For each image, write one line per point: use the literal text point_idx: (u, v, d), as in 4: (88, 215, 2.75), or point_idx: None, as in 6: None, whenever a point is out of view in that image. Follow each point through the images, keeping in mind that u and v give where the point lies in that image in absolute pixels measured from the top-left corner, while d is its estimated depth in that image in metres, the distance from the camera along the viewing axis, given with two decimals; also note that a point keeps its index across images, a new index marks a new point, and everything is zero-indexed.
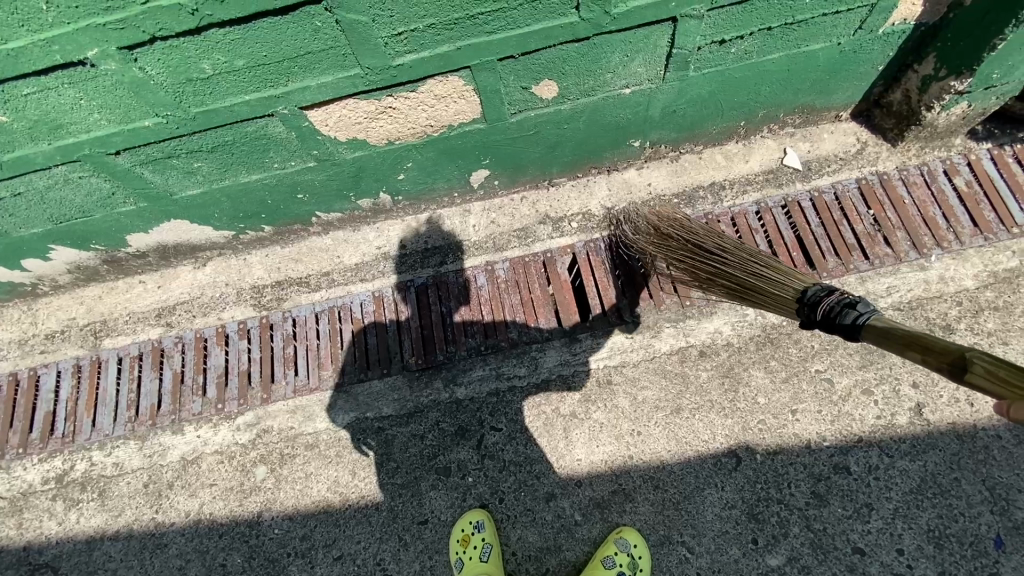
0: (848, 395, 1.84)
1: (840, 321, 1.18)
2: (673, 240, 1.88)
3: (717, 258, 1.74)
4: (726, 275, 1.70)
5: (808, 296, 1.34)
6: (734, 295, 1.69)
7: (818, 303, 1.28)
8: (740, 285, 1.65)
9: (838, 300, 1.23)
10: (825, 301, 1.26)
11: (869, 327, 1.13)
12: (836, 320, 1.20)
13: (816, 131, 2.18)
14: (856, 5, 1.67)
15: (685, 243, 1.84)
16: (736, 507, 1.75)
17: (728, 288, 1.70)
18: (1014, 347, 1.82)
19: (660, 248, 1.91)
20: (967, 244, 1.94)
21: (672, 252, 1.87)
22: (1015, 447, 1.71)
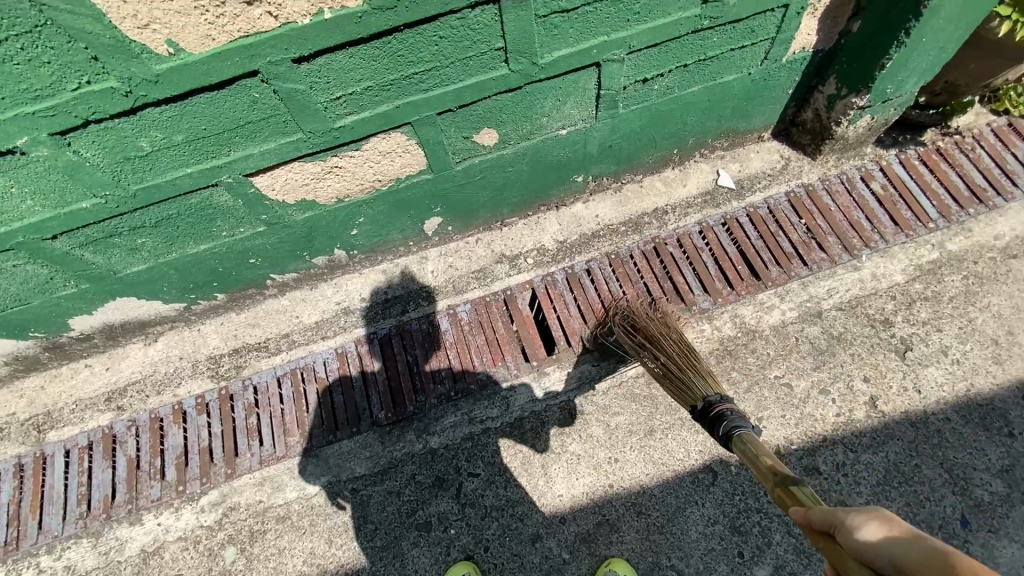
0: (807, 396, 1.91)
1: (726, 420, 1.39)
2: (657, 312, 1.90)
3: (660, 329, 1.80)
4: (651, 345, 1.78)
5: (716, 394, 1.48)
6: (649, 362, 1.77)
7: (716, 402, 1.45)
8: (659, 358, 1.73)
9: (726, 407, 1.42)
10: (721, 404, 1.44)
11: (745, 438, 1.33)
12: (723, 417, 1.40)
13: (743, 152, 2.34)
14: (758, 39, 1.84)
15: (656, 316, 1.87)
16: (718, 522, 1.77)
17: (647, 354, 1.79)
18: (947, 333, 1.95)
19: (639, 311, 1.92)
20: (891, 243, 2.10)
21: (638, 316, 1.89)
22: (964, 427, 1.81)
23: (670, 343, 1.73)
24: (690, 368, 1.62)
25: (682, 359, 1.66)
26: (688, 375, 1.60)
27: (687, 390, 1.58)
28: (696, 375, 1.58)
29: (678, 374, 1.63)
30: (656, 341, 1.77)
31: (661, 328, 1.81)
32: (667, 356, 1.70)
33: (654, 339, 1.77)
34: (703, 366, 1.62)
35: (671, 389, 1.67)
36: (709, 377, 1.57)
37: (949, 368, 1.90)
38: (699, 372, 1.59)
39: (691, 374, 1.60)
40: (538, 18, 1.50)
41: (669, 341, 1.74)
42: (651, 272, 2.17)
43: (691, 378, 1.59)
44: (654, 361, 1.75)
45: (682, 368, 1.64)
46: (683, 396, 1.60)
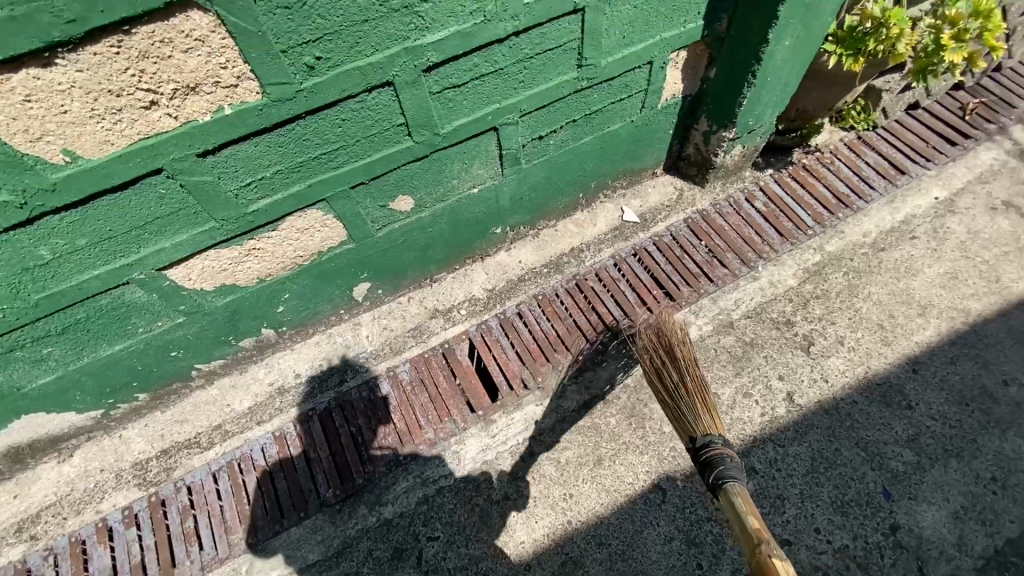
0: (734, 401, 2.05)
1: (725, 472, 1.38)
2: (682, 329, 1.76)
3: (683, 347, 1.67)
4: (664, 362, 1.67)
5: (719, 437, 1.45)
6: (652, 376, 1.69)
7: (715, 447, 1.43)
8: (666, 376, 1.64)
9: (726, 455, 1.41)
10: (720, 450, 1.42)
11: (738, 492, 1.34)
12: (722, 466, 1.39)
13: (642, 188, 2.57)
14: (633, 92, 2.08)
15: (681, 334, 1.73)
16: (675, 538, 1.83)
17: (654, 369, 1.69)
18: (840, 324, 2.19)
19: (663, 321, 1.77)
20: (780, 251, 2.35)
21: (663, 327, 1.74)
22: (870, 407, 2.01)
23: (687, 367, 1.63)
24: (699, 398, 1.54)
25: (693, 388, 1.57)
26: (693, 406, 1.54)
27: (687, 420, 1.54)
28: (703, 409, 1.52)
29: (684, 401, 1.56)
30: (672, 359, 1.66)
31: (681, 346, 1.68)
32: (679, 378, 1.61)
33: (673, 355, 1.66)
34: (712, 402, 1.55)
35: (667, 409, 1.62)
36: (716, 416, 1.52)
37: (847, 355, 2.12)
38: (707, 408, 1.53)
39: (698, 407, 1.53)
40: (432, 94, 1.64)
41: (687, 365, 1.63)
42: (578, 307, 2.28)
43: (695, 411, 1.53)
44: (659, 379, 1.67)
45: (693, 397, 1.56)
46: (680, 422, 1.56)
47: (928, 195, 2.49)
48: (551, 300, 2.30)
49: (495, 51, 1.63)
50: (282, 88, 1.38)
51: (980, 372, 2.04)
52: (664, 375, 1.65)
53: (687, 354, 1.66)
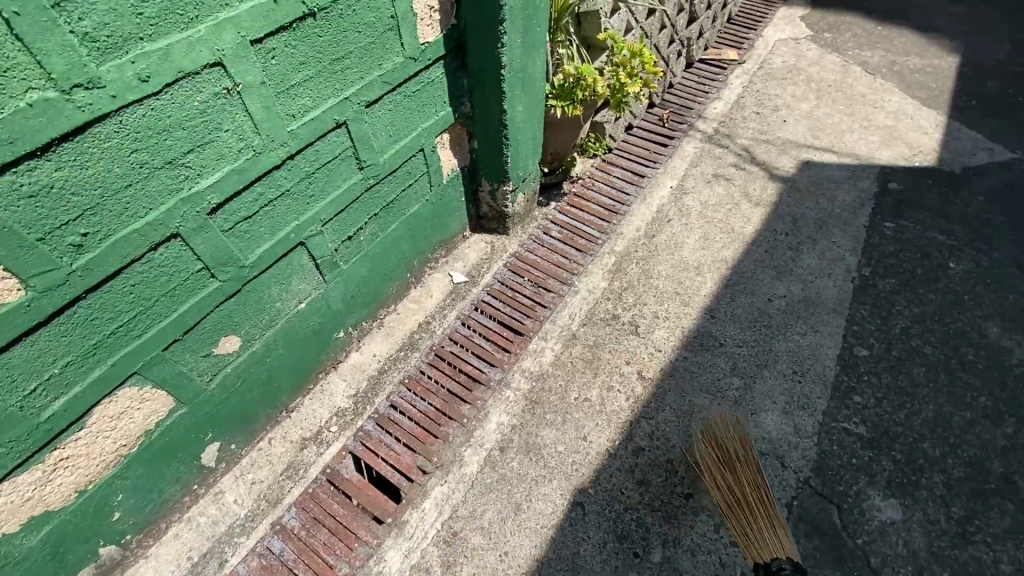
0: (602, 397, 2.32)
1: None
2: (741, 444, 2.04)
3: (753, 477, 1.96)
4: (727, 475, 1.96)
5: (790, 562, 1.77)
6: (718, 490, 1.96)
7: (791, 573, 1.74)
8: (738, 496, 1.92)
9: None
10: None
11: None
12: None
13: (458, 252, 2.82)
14: (417, 176, 2.33)
15: (739, 446, 2.02)
16: (608, 541, 1.95)
17: (714, 480, 1.98)
18: (651, 302, 2.64)
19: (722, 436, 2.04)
20: (585, 264, 2.79)
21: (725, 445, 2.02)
22: (698, 357, 2.44)
23: (747, 481, 1.95)
24: (773, 525, 1.85)
25: (756, 504, 1.89)
26: (758, 521, 1.86)
27: (752, 534, 1.85)
28: (775, 533, 1.84)
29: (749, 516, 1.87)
30: (733, 473, 1.97)
31: (741, 461, 1.99)
32: (744, 493, 1.92)
33: (746, 482, 1.93)
34: (777, 522, 1.86)
35: (733, 521, 1.90)
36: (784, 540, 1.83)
37: (666, 324, 2.56)
38: (775, 530, 1.84)
39: (764, 524, 1.85)
40: (225, 232, 1.65)
41: (754, 488, 1.92)
42: (444, 374, 2.40)
43: (760, 526, 1.85)
44: (722, 491, 1.95)
45: (762, 517, 1.87)
46: (742, 533, 1.87)
47: (665, 186, 3.19)
48: (418, 379, 2.38)
49: (275, 177, 1.72)
50: (48, 275, 1.28)
51: (753, 298, 2.63)
52: (728, 488, 1.95)
53: (747, 470, 1.97)
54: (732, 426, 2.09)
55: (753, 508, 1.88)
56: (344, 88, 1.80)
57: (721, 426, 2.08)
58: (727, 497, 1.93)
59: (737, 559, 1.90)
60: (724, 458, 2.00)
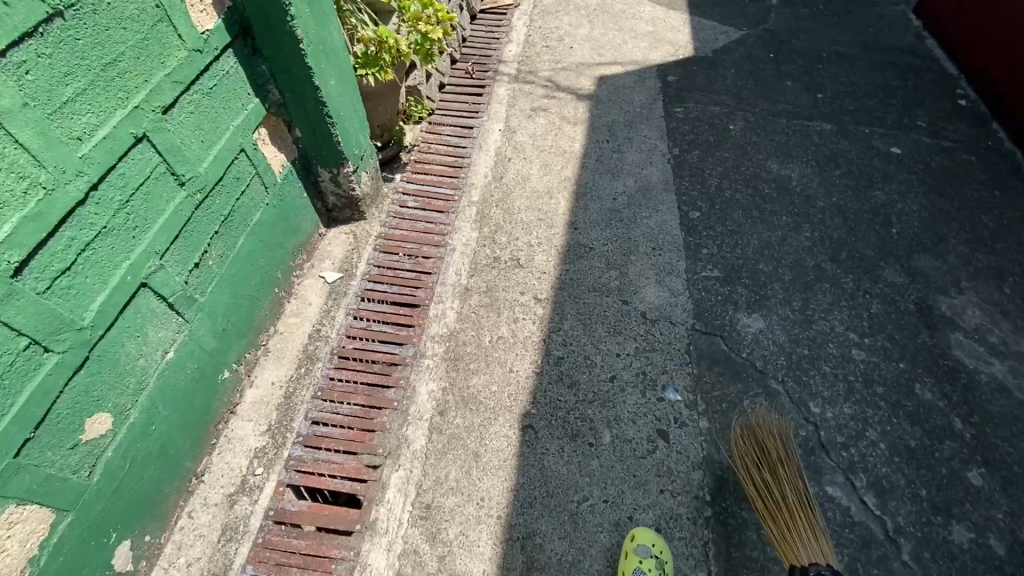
0: (513, 330, 2.45)
1: None
2: (782, 445, 1.97)
3: (791, 477, 1.89)
4: (767, 474, 1.89)
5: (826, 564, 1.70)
6: (755, 489, 1.89)
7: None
8: (774, 496, 1.85)
9: None
10: None
11: None
12: None
13: (321, 252, 2.68)
14: (248, 180, 2.14)
15: (781, 446, 1.95)
16: (566, 444, 2.11)
17: (752, 481, 1.91)
18: (522, 234, 2.80)
19: (763, 436, 1.98)
20: (451, 222, 2.85)
21: (764, 443, 1.96)
22: (577, 264, 2.67)
23: (788, 483, 1.88)
24: (810, 527, 1.78)
25: (798, 507, 1.82)
26: (799, 524, 1.79)
27: (791, 539, 1.77)
28: (812, 534, 1.76)
29: (787, 519, 1.80)
30: (774, 473, 1.90)
31: (782, 461, 1.92)
32: (785, 495, 1.84)
33: (784, 482, 1.87)
34: (816, 526, 1.79)
35: (769, 522, 1.82)
36: (821, 543, 1.76)
37: (541, 248, 2.74)
38: (812, 533, 1.77)
39: (805, 529, 1.77)
40: (43, 295, 1.38)
41: (793, 490, 1.85)
42: (357, 371, 2.31)
43: (801, 532, 1.77)
44: (759, 492, 1.88)
45: (801, 519, 1.79)
46: (779, 536, 1.79)
47: (495, 131, 3.34)
48: (332, 386, 2.26)
49: (82, 215, 1.46)
50: None
51: (602, 202, 2.94)
52: (767, 489, 1.87)
53: (788, 472, 1.90)
54: (776, 426, 2.02)
55: (795, 513, 1.80)
56: (130, 97, 1.57)
57: (763, 427, 2.01)
58: (765, 498, 1.86)
59: (666, 407, 2.19)
60: (765, 457, 1.94)
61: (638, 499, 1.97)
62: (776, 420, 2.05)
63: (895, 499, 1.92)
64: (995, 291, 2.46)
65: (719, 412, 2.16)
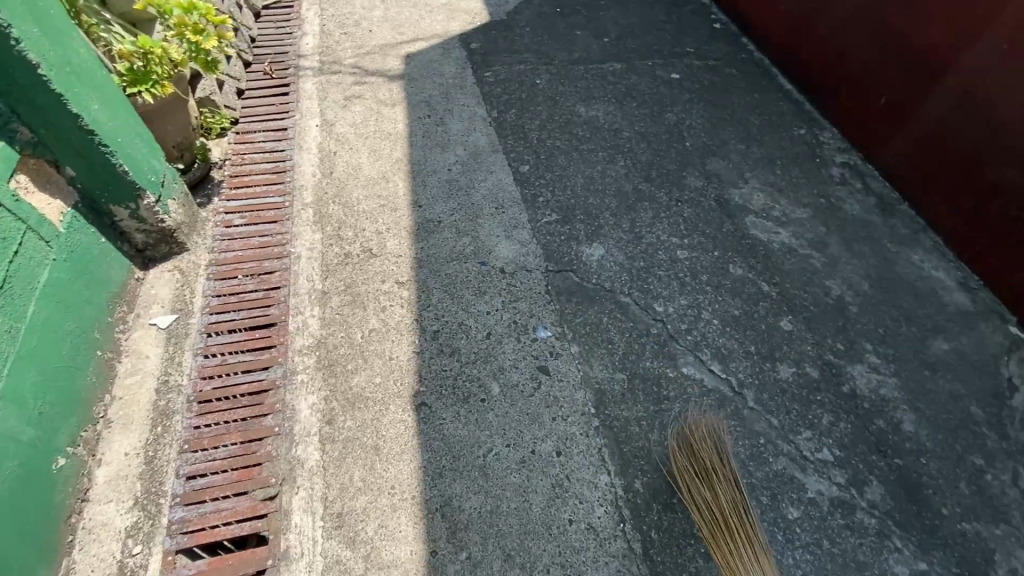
0: (382, 319, 2.42)
1: None
2: (718, 453, 1.93)
3: (729, 490, 1.86)
4: (705, 490, 1.86)
5: None
6: (695, 506, 1.86)
7: None
8: (714, 512, 1.82)
9: None
10: None
11: None
12: None
13: (144, 299, 2.39)
14: (18, 238, 1.83)
15: (715, 456, 1.91)
16: (459, 409, 2.17)
17: (693, 498, 1.88)
18: (367, 224, 2.75)
19: (698, 447, 1.94)
20: (288, 231, 2.71)
21: (700, 455, 1.92)
22: (428, 239, 2.71)
23: (726, 496, 1.84)
24: (750, 541, 1.76)
25: (737, 523, 1.79)
26: (738, 540, 1.76)
27: (733, 557, 1.75)
28: (751, 548, 1.74)
29: (726, 536, 1.77)
30: (712, 486, 1.87)
31: (718, 472, 1.89)
32: (724, 511, 1.81)
33: (722, 498, 1.83)
34: (756, 538, 1.76)
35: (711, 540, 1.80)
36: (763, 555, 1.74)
37: (390, 232, 2.73)
38: (752, 547, 1.75)
39: (744, 544, 1.75)
40: None
41: (731, 505, 1.82)
42: (224, 409, 2.14)
43: (741, 549, 1.75)
44: (699, 509, 1.85)
45: (740, 534, 1.77)
46: (722, 555, 1.76)
47: (312, 127, 3.20)
48: (200, 433, 2.08)
49: None
50: None
51: (438, 174, 2.98)
52: (706, 505, 1.84)
53: (724, 483, 1.87)
54: (710, 434, 1.97)
55: (734, 530, 1.78)
56: None
57: (699, 436, 1.96)
58: (705, 516, 1.83)
59: (541, 345, 2.35)
60: (702, 471, 1.90)
61: (535, 433, 2.11)
62: (709, 425, 2.00)
63: (734, 360, 2.29)
64: (769, 175, 2.98)
65: (586, 335, 2.38)
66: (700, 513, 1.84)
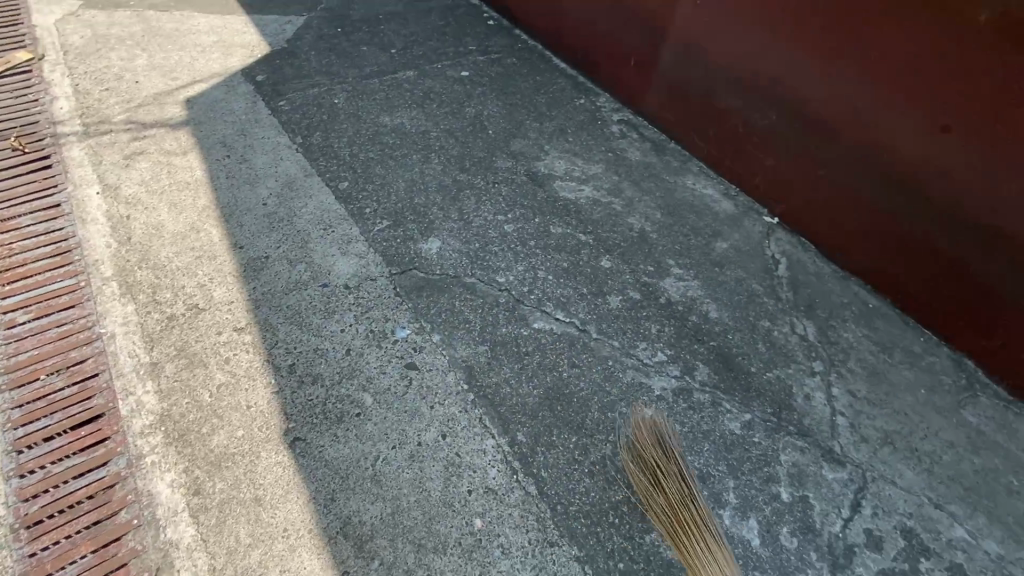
0: (229, 370, 2.29)
1: None
2: (665, 451, 2.03)
3: (679, 486, 1.95)
4: (656, 490, 1.96)
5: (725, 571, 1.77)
6: (650, 508, 1.96)
7: None
8: (667, 512, 1.92)
9: None
10: None
11: None
12: None
13: None
14: None
15: (661, 454, 2.02)
16: (336, 430, 2.15)
17: (647, 500, 1.97)
18: (186, 279, 2.57)
19: (645, 448, 2.04)
20: (91, 312, 2.43)
21: (648, 456, 2.02)
22: (260, 277, 2.61)
23: (676, 492, 1.94)
24: (702, 534, 1.85)
25: (689, 519, 1.88)
26: (692, 536, 1.86)
27: (690, 555, 1.84)
28: (704, 541, 1.84)
29: (680, 534, 1.87)
30: (662, 486, 1.96)
31: (666, 470, 1.99)
32: (676, 509, 1.91)
33: (672, 495, 1.93)
34: (708, 531, 1.86)
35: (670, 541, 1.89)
36: (718, 546, 1.83)
37: (215, 281, 2.57)
38: (705, 541, 1.84)
39: (698, 539, 1.85)
40: None
41: (682, 501, 1.92)
42: (64, 521, 1.90)
43: (696, 545, 1.84)
44: (654, 511, 1.95)
45: (692, 530, 1.86)
46: (681, 554, 1.86)
47: (91, 195, 2.87)
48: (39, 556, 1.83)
49: None
50: None
51: (254, 211, 2.87)
52: (659, 505, 1.94)
53: (673, 479, 1.97)
54: (658, 436, 2.06)
55: (687, 526, 1.87)
56: None
57: (644, 437, 2.07)
58: (660, 517, 1.93)
59: (402, 345, 2.41)
60: (651, 472, 2.00)
61: (417, 426, 2.18)
62: (656, 427, 2.09)
63: (573, 305, 2.59)
64: (565, 143, 3.38)
65: (443, 322, 2.49)
66: (661, 513, 1.93)
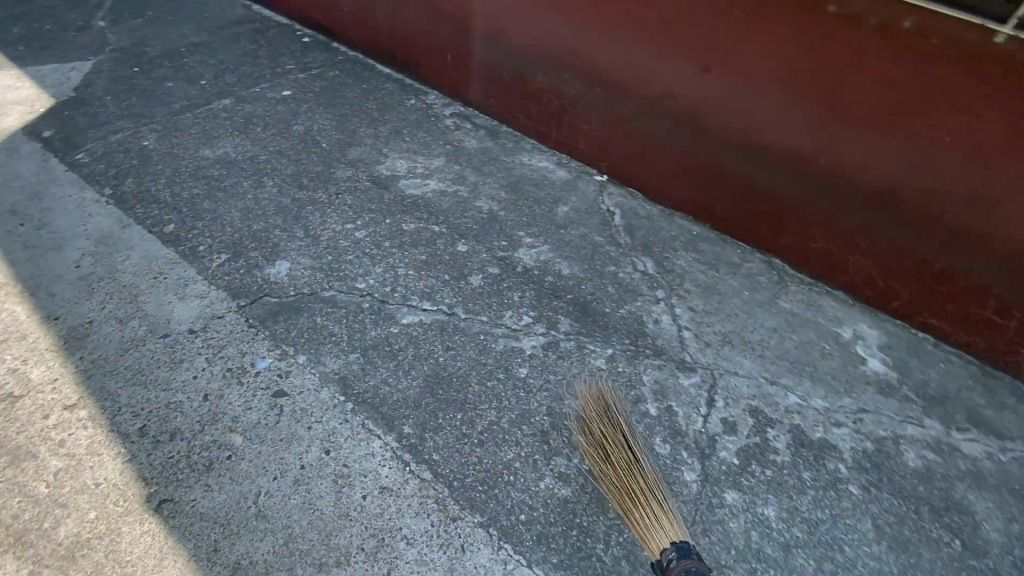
0: (67, 453, 2.04)
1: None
2: (612, 422, 2.07)
3: (626, 458, 1.98)
4: (605, 464, 2.00)
5: (674, 538, 1.77)
6: (603, 482, 2.00)
7: (673, 547, 1.73)
8: (618, 485, 1.95)
9: (679, 547, 1.72)
10: (675, 548, 1.72)
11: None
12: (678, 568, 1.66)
13: None
14: None
15: (608, 427, 2.05)
16: (207, 480, 2.00)
17: (600, 476, 2.01)
18: None
19: (592, 423, 2.09)
20: None
21: (595, 430, 2.07)
22: (87, 345, 2.35)
23: (623, 464, 1.97)
24: (651, 503, 1.86)
25: (637, 489, 1.90)
26: (642, 506, 1.87)
27: (641, 526, 1.84)
28: (653, 511, 1.85)
29: (630, 506, 1.89)
30: (610, 460, 2.00)
31: (613, 442, 2.02)
32: (625, 481, 1.94)
33: (620, 469, 1.96)
34: (656, 500, 1.87)
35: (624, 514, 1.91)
36: (667, 515, 1.83)
37: (30, 362, 2.27)
38: (654, 510, 1.85)
39: (647, 510, 1.85)
40: None
41: (631, 473, 1.94)
42: None
43: (644, 515, 1.85)
44: (606, 485, 1.98)
45: (640, 500, 1.88)
46: (634, 526, 1.86)
47: None
48: None
49: None
50: None
51: (67, 276, 2.57)
52: (610, 479, 1.97)
53: (620, 452, 2.00)
54: (604, 406, 2.11)
55: (635, 498, 1.89)
56: None
57: (591, 413, 2.12)
58: (612, 490, 1.96)
59: (267, 374, 2.30)
60: (600, 446, 2.04)
61: (297, 449, 2.10)
62: (603, 400, 2.13)
63: (438, 293, 2.65)
64: (403, 143, 3.43)
65: (307, 341, 2.42)
66: (609, 478, 1.98)
